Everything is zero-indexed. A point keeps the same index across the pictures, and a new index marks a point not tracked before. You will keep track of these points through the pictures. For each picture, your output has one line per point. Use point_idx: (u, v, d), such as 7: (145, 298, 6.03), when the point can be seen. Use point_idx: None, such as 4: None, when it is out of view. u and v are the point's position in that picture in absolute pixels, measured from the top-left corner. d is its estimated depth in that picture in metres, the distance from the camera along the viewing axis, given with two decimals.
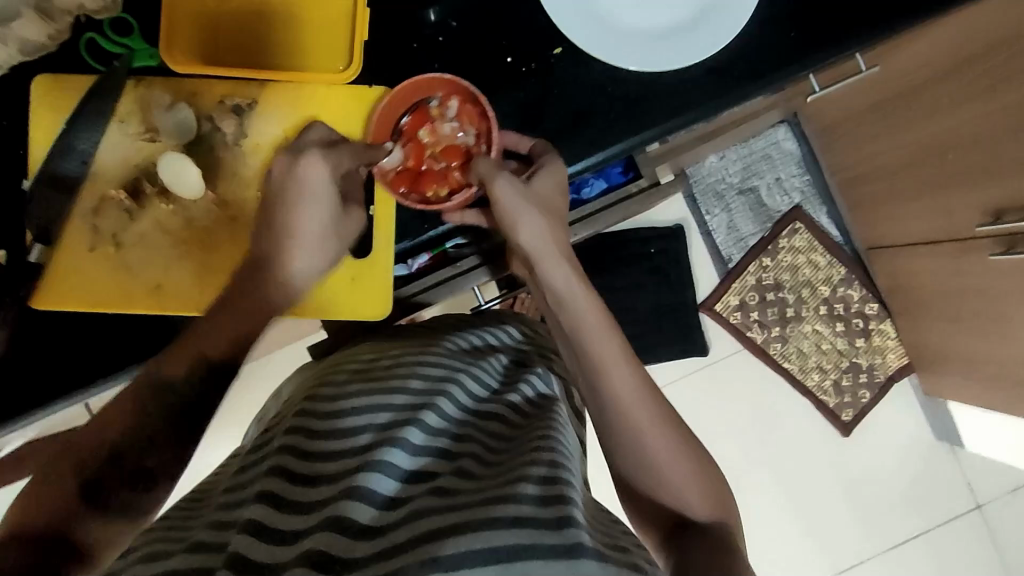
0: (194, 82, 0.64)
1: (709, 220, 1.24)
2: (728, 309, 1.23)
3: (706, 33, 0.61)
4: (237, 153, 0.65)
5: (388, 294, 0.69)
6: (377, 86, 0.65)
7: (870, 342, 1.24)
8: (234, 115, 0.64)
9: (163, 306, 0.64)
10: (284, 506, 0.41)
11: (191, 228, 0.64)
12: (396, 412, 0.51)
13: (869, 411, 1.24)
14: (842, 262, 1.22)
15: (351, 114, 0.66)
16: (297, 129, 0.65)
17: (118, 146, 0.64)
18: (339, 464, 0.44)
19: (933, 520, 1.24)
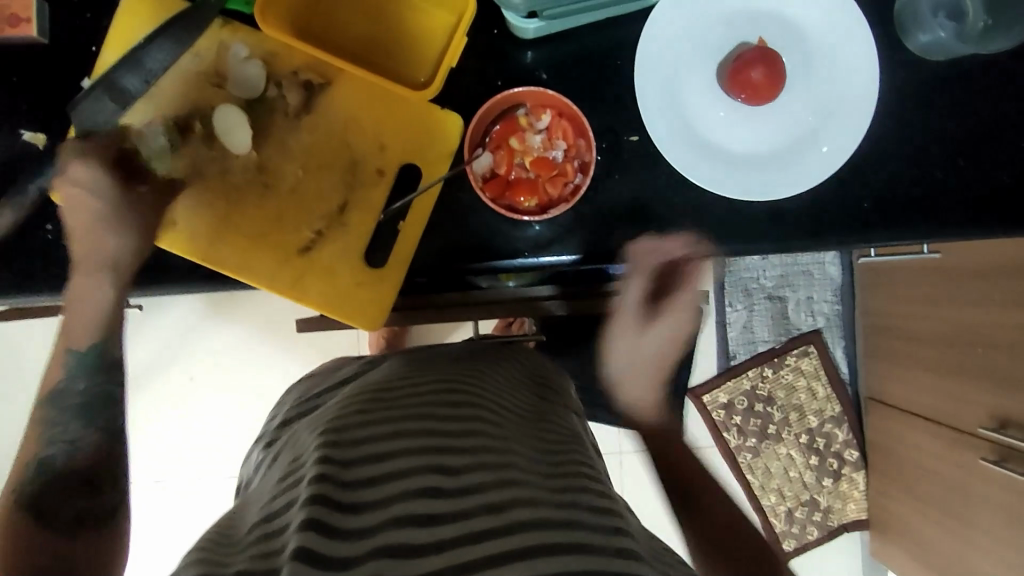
0: (277, 42, 0.62)
1: (728, 313, 1.22)
2: (714, 404, 1.22)
3: (780, 176, 0.61)
4: (292, 125, 0.62)
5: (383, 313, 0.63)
6: (451, 111, 0.63)
7: (837, 485, 1.22)
8: (305, 89, 0.62)
9: (167, 246, 0.61)
10: (329, 523, 0.37)
11: (222, 179, 0.61)
12: (430, 426, 0.47)
13: (812, 550, 1.23)
14: (839, 399, 1.21)
15: (415, 129, 0.63)
16: (359, 126, 0.63)
17: (181, 75, 0.61)
18: (378, 483, 0.40)
19: None
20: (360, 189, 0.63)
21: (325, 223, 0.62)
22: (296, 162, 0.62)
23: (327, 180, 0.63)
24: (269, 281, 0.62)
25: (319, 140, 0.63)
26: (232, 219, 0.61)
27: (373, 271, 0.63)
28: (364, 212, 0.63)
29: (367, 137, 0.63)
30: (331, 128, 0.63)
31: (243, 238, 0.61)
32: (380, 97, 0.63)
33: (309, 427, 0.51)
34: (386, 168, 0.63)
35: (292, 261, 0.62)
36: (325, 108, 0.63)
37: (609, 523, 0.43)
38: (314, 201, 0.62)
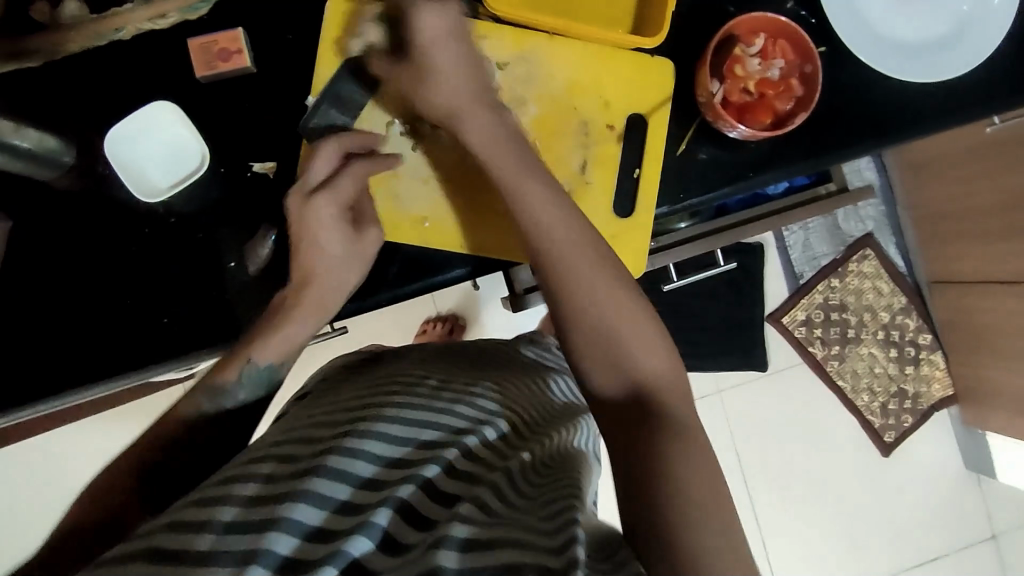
0: (488, 25, 0.62)
1: (788, 236, 1.28)
2: (795, 323, 1.28)
3: (963, 53, 0.63)
4: (519, 100, 0.63)
5: (643, 257, 0.64)
6: (659, 57, 0.63)
7: (919, 371, 1.30)
8: (523, 64, 0.63)
9: (421, 237, 0.64)
10: (314, 490, 0.41)
11: (464, 166, 0.64)
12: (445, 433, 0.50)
13: (910, 438, 1.31)
14: (903, 291, 1.29)
15: (637, 79, 0.63)
16: (582, 88, 0.63)
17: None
18: (391, 471, 0.45)
19: (950, 547, 1.31)
20: (596, 148, 0.64)
21: (571, 185, 0.63)
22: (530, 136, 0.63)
23: (565, 145, 0.64)
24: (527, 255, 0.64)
25: (547, 111, 0.63)
26: (482, 200, 0.64)
27: (626, 221, 0.64)
28: (604, 169, 0.64)
29: (590, 97, 0.64)
30: (557, 95, 0.63)
31: (495, 218, 0.64)
32: (595, 55, 0.63)
33: (315, 410, 0.56)
34: (614, 122, 0.64)
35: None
36: (547, 77, 0.63)
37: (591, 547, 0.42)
38: (557, 168, 0.63)
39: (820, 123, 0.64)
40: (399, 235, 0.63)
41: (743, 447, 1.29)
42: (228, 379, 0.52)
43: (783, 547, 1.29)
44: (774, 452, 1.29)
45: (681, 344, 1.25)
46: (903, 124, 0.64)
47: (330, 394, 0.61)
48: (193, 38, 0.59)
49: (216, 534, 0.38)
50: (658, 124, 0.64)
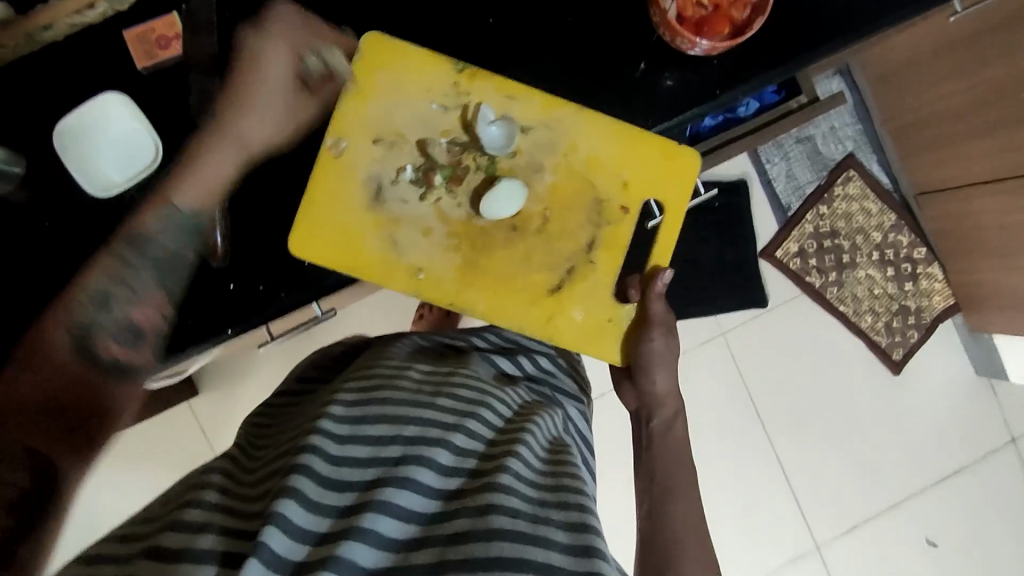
0: (518, 86, 0.65)
1: (769, 169, 1.27)
2: (788, 255, 1.27)
3: None
4: (539, 167, 0.66)
5: (621, 347, 0.70)
6: (686, 150, 0.68)
7: (919, 285, 1.30)
8: (547, 129, 0.66)
9: (420, 292, 0.66)
10: (300, 500, 0.53)
11: (472, 225, 0.66)
12: (427, 428, 0.63)
13: (918, 353, 1.31)
14: (892, 208, 1.28)
15: (660, 162, 0.67)
16: (605, 157, 0.67)
17: (428, 121, 0.65)
18: (370, 471, 0.58)
19: (971, 457, 1.31)
20: (607, 226, 0.68)
21: (576, 261, 0.68)
22: (543, 204, 0.67)
23: (576, 221, 0.67)
24: (522, 321, 0.68)
25: (563, 179, 0.67)
26: (483, 263, 0.66)
27: (621, 305, 0.69)
28: (608, 249, 0.68)
29: (608, 174, 0.67)
30: (577, 167, 0.67)
31: (491, 283, 0.67)
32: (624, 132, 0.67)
33: (309, 415, 0.68)
34: (628, 203, 0.68)
35: (543, 301, 0.68)
36: (571, 146, 0.66)
37: (586, 540, 0.55)
38: (566, 244, 0.68)
39: (776, 31, 0.63)
40: (396, 286, 0.65)
41: (754, 386, 1.28)
42: (149, 223, 0.56)
43: (806, 478, 1.29)
44: (784, 385, 1.29)
45: (677, 290, 1.24)
46: (861, 22, 0.63)
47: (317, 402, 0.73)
48: (130, 29, 0.60)
49: (213, 537, 0.51)
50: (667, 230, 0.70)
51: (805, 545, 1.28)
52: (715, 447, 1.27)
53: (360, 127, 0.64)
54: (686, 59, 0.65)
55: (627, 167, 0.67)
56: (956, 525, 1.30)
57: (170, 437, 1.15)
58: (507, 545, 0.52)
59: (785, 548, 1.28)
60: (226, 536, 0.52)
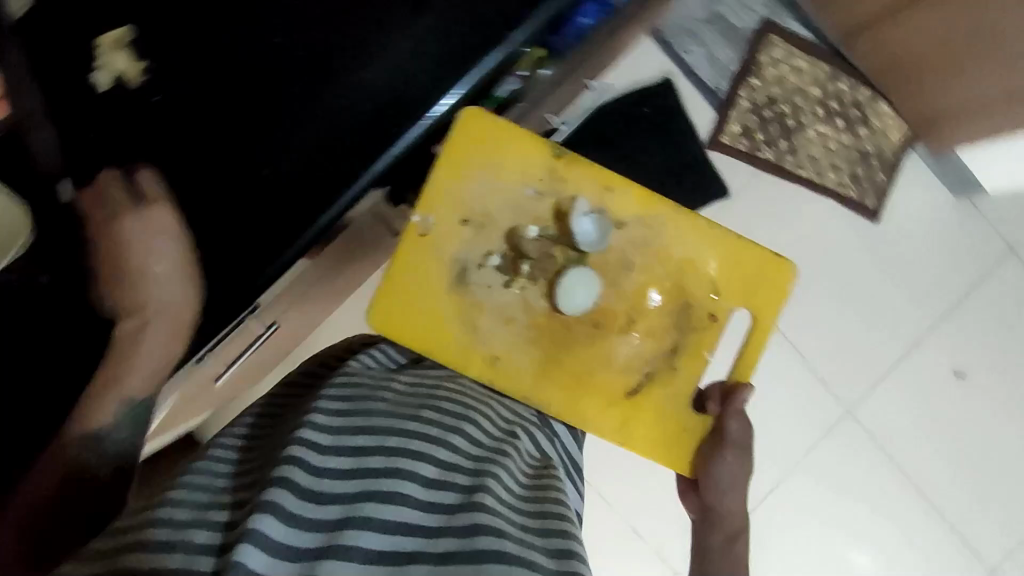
0: (616, 179, 0.74)
1: (688, 59, 1.24)
2: (734, 138, 1.25)
3: None
4: (629, 263, 0.75)
5: (693, 462, 0.74)
6: (790, 272, 0.77)
7: (872, 127, 1.26)
8: (643, 226, 0.75)
9: (498, 380, 0.73)
10: (275, 514, 0.50)
11: (552, 319, 0.74)
12: (411, 441, 0.61)
13: (890, 193, 1.29)
14: (821, 58, 1.25)
15: (759, 277, 0.76)
16: (694, 262, 0.76)
17: (522, 206, 0.73)
18: (345, 485, 0.55)
19: (976, 278, 1.29)
20: (692, 333, 0.76)
21: (656, 365, 0.76)
22: (628, 304, 0.75)
23: (661, 321, 0.76)
24: (595, 418, 0.74)
25: (651, 276, 0.75)
26: (560, 359, 0.74)
27: (700, 416, 0.75)
28: (692, 358, 0.76)
29: (699, 283, 0.76)
30: (669, 264, 0.75)
31: (564, 380, 0.74)
32: (726, 246, 0.76)
33: (278, 435, 0.66)
34: (717, 311, 0.77)
35: (620, 404, 0.75)
36: (666, 248, 0.75)
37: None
38: (648, 349, 0.76)
39: None
40: (472, 372, 0.72)
41: None
42: (104, 418, 0.58)
43: (819, 349, 1.28)
44: None
45: None
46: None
47: (290, 415, 0.70)
48: None
49: (187, 553, 0.48)
50: (750, 356, 0.75)
51: (837, 413, 1.28)
52: None
53: (453, 204, 0.71)
54: None
55: (719, 286, 0.76)
56: (982, 349, 1.28)
57: None
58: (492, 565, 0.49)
59: (818, 421, 1.27)
60: (208, 552, 0.48)
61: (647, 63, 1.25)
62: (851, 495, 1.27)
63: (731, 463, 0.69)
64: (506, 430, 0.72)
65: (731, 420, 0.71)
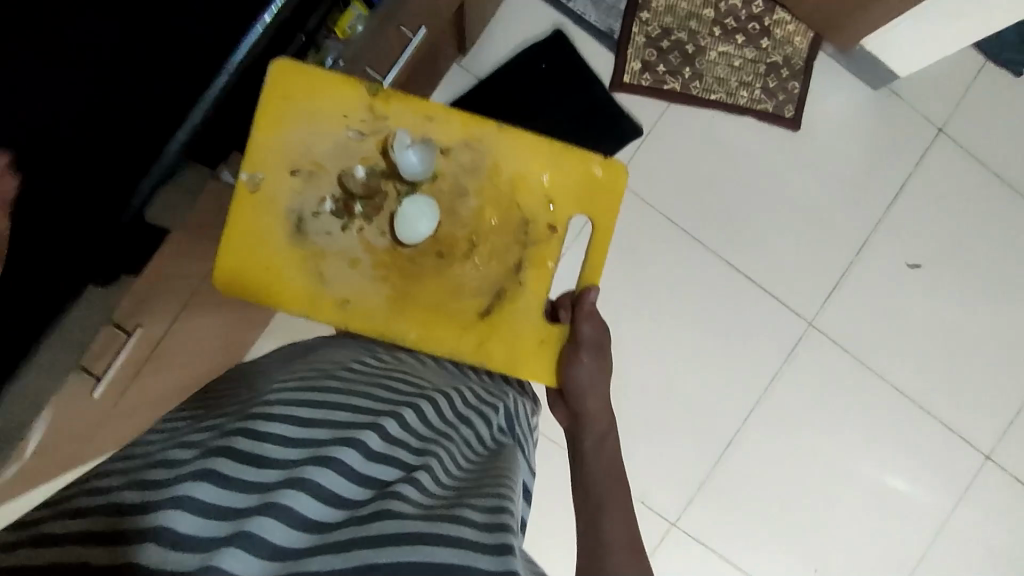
0: (434, 108, 0.78)
1: (575, 6, 1.22)
2: (637, 75, 1.22)
3: None
4: (462, 188, 0.79)
5: (554, 370, 0.80)
6: (623, 179, 0.81)
7: (774, 37, 1.24)
8: (468, 148, 0.79)
9: (351, 320, 0.76)
10: (211, 478, 0.47)
11: (396, 254, 0.77)
12: (358, 414, 0.59)
13: (807, 99, 1.26)
14: None
15: (588, 189, 0.81)
16: (524, 175, 0.80)
17: (347, 148, 0.76)
18: (285, 452, 0.53)
19: (909, 165, 1.27)
20: (535, 246, 0.80)
21: (505, 284, 0.80)
22: (467, 228, 0.79)
23: (503, 241, 0.80)
24: (454, 344, 0.78)
25: (485, 198, 0.80)
26: (411, 291, 0.77)
27: (554, 326, 0.80)
28: (539, 268, 0.80)
29: (535, 198, 0.80)
30: (500, 184, 0.80)
31: (418, 313, 0.78)
32: (551, 158, 0.80)
33: (229, 411, 0.63)
34: (555, 222, 0.81)
35: (476, 326, 0.79)
36: (495, 165, 0.80)
37: (502, 521, 0.49)
38: (495, 270, 0.80)
39: None
40: (326, 319, 0.76)
41: (672, 210, 1.24)
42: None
43: (766, 270, 1.25)
44: (701, 197, 1.25)
45: None
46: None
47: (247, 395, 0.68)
48: None
49: (104, 514, 0.46)
50: (593, 261, 0.80)
51: (799, 328, 1.25)
52: (666, 286, 1.24)
53: (278, 158, 0.75)
54: None
55: (552, 195, 0.81)
56: (927, 238, 1.27)
57: None
58: (419, 524, 0.46)
59: (782, 339, 1.25)
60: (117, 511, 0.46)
61: (534, 19, 1.23)
62: (831, 406, 1.24)
63: (588, 364, 0.77)
64: (462, 416, 0.70)
65: (583, 324, 0.77)
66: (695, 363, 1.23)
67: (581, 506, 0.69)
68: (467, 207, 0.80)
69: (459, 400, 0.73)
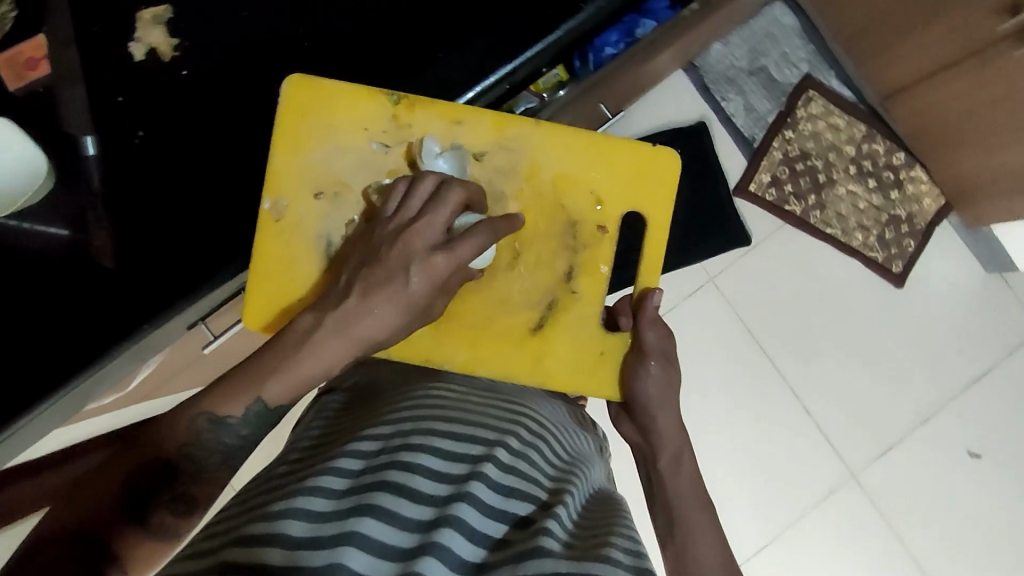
0: (465, 113, 0.79)
1: (725, 106, 1.26)
2: (762, 187, 1.25)
3: None
4: (501, 192, 0.80)
5: (618, 383, 0.82)
6: (672, 162, 0.83)
7: (904, 192, 1.25)
8: (503, 149, 0.80)
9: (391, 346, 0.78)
10: (375, 515, 0.53)
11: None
12: (492, 451, 0.64)
13: (918, 260, 1.26)
14: (859, 118, 1.25)
15: (629, 186, 0.83)
16: (567, 172, 0.81)
17: (374, 163, 0.77)
18: (434, 485, 0.58)
19: (997, 356, 1.26)
20: (584, 251, 0.82)
21: (557, 294, 0.82)
22: (514, 237, 0.81)
23: (552, 249, 0.82)
24: (505, 364, 0.81)
25: (530, 206, 0.81)
26: (454, 312, 0.80)
27: (612, 334, 0.82)
28: (591, 274, 0.82)
29: (575, 194, 0.82)
30: (540, 184, 0.81)
31: (467, 332, 0.80)
32: (588, 158, 0.82)
33: (368, 422, 0.69)
34: (603, 223, 0.83)
35: (528, 338, 0.81)
36: (532, 164, 0.81)
37: (641, 567, 0.55)
38: (543, 278, 0.82)
39: None
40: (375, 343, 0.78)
41: (753, 322, 1.25)
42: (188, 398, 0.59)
43: (827, 409, 1.25)
44: (787, 320, 1.26)
45: None
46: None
47: (378, 406, 0.74)
48: None
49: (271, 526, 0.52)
50: (650, 252, 0.83)
51: (840, 476, 1.24)
52: (723, 391, 1.24)
53: (303, 177, 0.76)
54: None
55: (595, 191, 0.82)
56: (994, 431, 1.24)
57: None
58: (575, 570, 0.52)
59: (819, 482, 1.23)
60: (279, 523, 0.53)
61: (684, 104, 1.26)
62: (846, 565, 1.22)
63: (655, 374, 0.79)
64: (575, 453, 0.75)
65: (646, 332, 0.80)
66: (727, 476, 1.23)
67: (666, 535, 0.72)
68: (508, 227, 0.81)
69: (569, 443, 0.77)
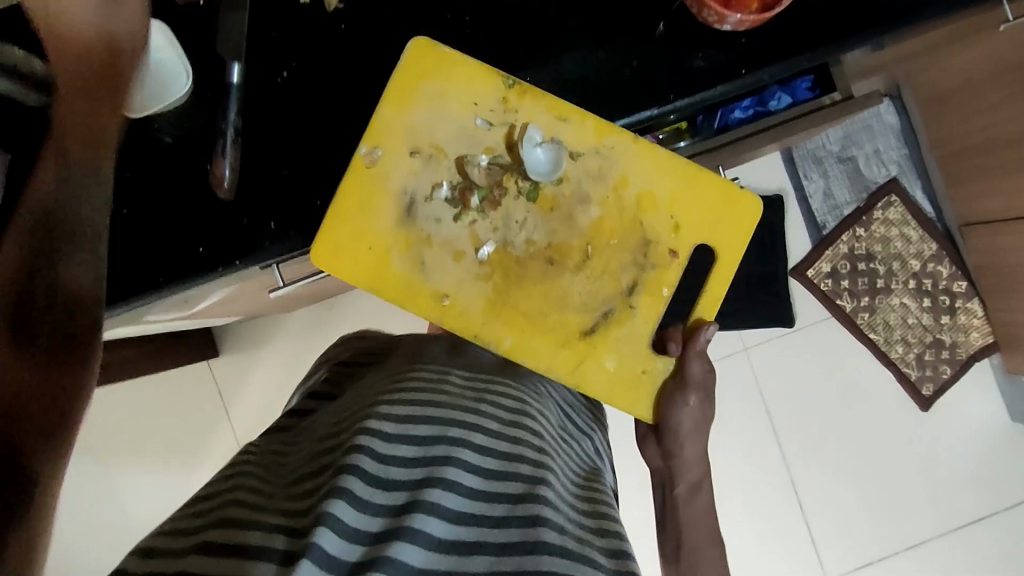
0: (572, 108, 0.61)
1: (807, 186, 1.25)
2: (820, 275, 1.25)
3: None
4: (584, 196, 0.63)
5: (654, 405, 0.66)
6: (748, 191, 0.66)
7: (955, 319, 1.25)
8: (599, 159, 0.62)
9: (442, 317, 0.63)
10: (346, 498, 0.51)
11: (506, 253, 0.63)
12: (472, 434, 0.62)
13: (948, 390, 1.26)
14: (933, 237, 1.24)
15: (716, 205, 0.65)
16: (657, 191, 0.64)
17: (472, 138, 0.62)
18: (405, 472, 0.56)
19: (998, 505, 1.25)
20: (652, 270, 0.65)
21: (615, 305, 0.64)
22: (586, 237, 0.63)
23: (619, 258, 0.64)
24: (545, 362, 0.64)
25: (609, 214, 0.63)
26: (510, 296, 0.63)
27: (658, 358, 0.66)
28: (651, 294, 0.65)
29: (660, 214, 0.64)
30: (622, 200, 0.63)
31: (518, 319, 0.64)
32: (678, 167, 0.64)
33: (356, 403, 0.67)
34: (678, 247, 0.65)
35: (572, 345, 0.64)
36: (624, 175, 0.63)
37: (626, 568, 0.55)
38: (604, 285, 0.64)
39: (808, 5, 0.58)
40: (416, 308, 0.62)
41: (772, 400, 1.25)
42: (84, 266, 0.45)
43: (820, 505, 1.24)
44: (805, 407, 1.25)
45: None
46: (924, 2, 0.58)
47: (360, 391, 0.72)
48: None
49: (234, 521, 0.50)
50: (718, 281, 0.67)
51: None
52: (725, 460, 1.24)
53: (400, 135, 0.61)
54: (721, 36, 0.59)
55: (685, 212, 0.65)
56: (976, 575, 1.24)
57: (185, 390, 1.20)
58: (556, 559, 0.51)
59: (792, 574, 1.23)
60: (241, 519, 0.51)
61: (767, 173, 1.25)
62: None
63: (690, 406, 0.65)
64: (566, 434, 0.73)
65: (691, 363, 0.65)
66: None
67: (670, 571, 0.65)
68: (580, 225, 0.63)
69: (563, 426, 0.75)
